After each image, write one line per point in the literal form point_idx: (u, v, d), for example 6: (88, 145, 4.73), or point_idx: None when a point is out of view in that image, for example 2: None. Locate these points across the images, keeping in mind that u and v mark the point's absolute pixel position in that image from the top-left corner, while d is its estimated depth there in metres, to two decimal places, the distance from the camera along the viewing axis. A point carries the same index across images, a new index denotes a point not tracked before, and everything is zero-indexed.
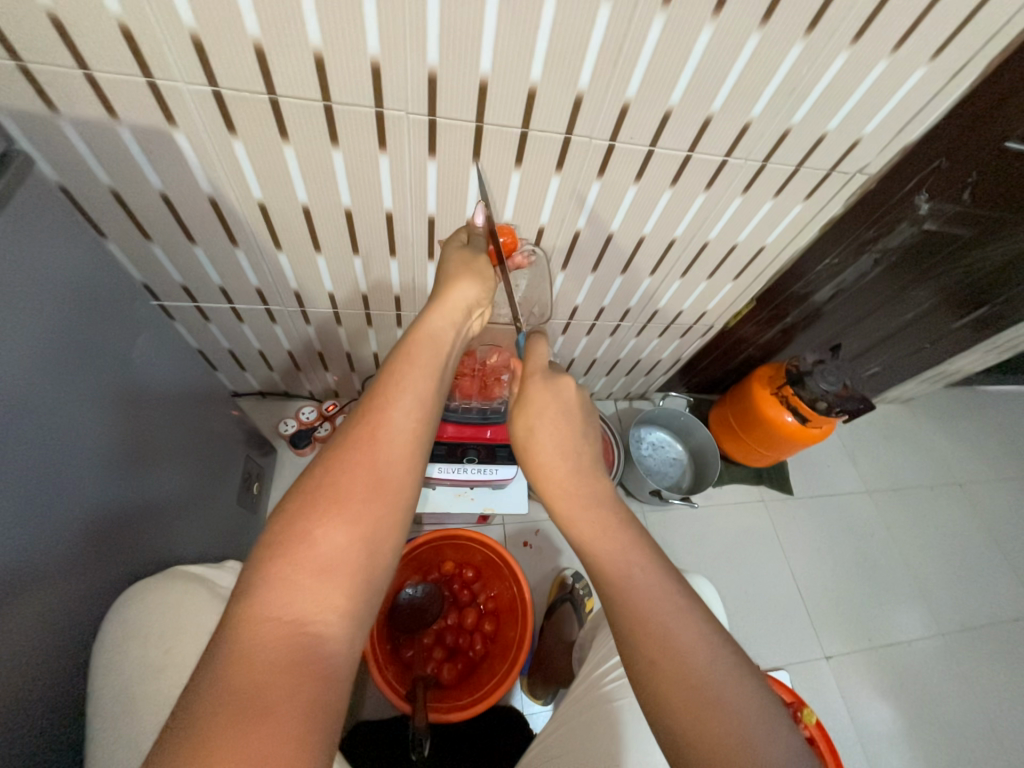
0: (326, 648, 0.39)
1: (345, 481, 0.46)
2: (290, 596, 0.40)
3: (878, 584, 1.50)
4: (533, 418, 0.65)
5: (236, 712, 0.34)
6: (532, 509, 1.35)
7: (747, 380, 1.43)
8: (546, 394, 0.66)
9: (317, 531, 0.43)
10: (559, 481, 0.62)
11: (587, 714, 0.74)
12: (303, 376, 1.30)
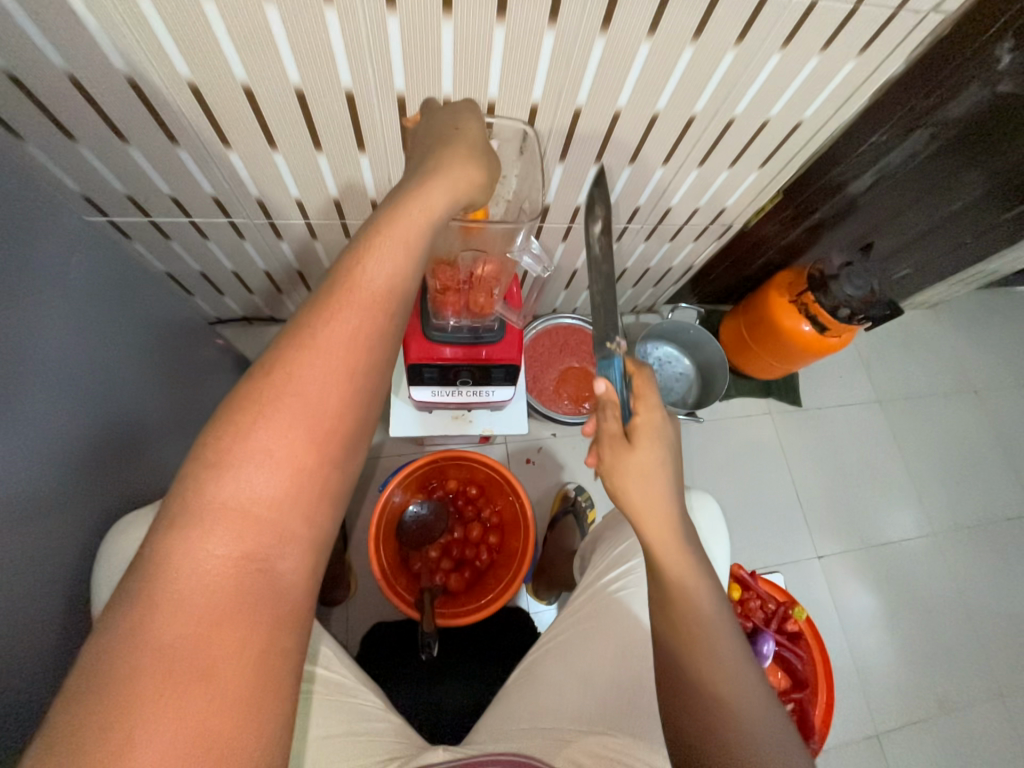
0: (268, 588, 0.38)
1: (291, 398, 0.40)
2: (225, 535, 0.37)
3: (877, 490, 1.52)
4: (646, 438, 0.57)
5: (157, 675, 0.33)
6: (534, 428, 1.34)
7: (764, 288, 1.32)
8: (656, 415, 0.58)
9: (253, 459, 0.39)
10: (669, 508, 0.56)
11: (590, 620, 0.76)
12: (286, 298, 1.22)
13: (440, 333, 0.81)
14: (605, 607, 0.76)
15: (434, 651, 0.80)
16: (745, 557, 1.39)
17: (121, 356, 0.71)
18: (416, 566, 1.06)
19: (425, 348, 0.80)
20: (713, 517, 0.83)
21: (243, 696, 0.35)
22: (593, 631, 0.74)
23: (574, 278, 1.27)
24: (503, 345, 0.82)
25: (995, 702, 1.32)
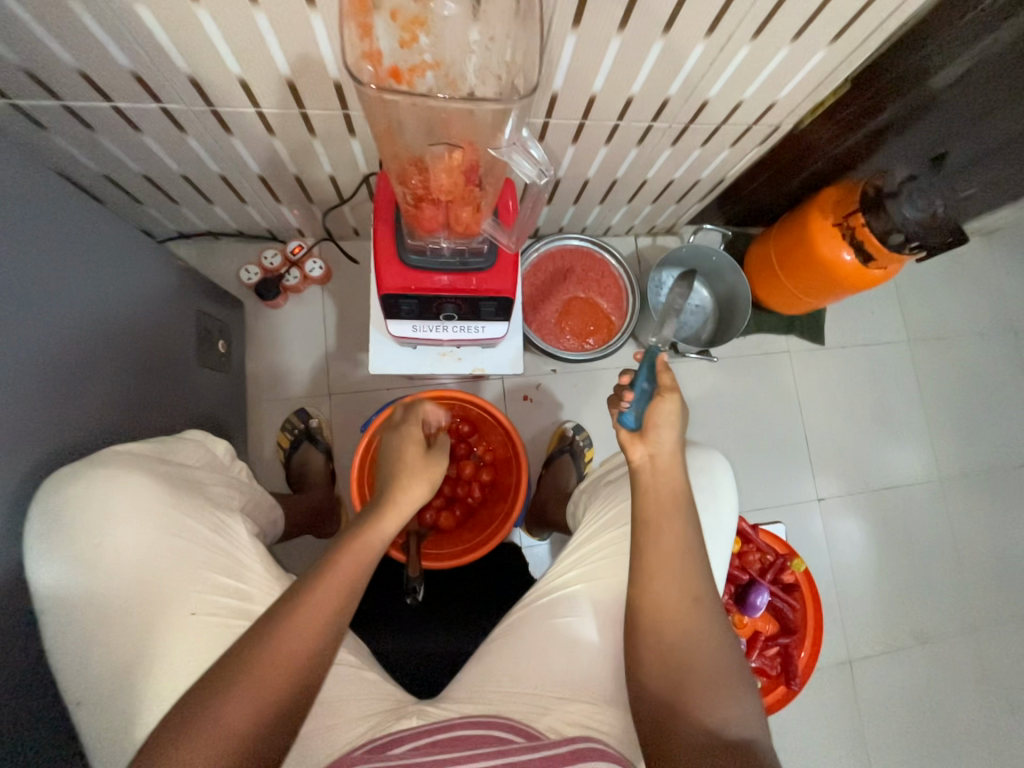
0: (260, 747, 0.48)
1: (289, 628, 0.53)
2: (237, 695, 0.49)
3: (890, 433, 1.46)
4: (664, 428, 0.68)
5: (193, 745, 0.46)
6: (533, 363, 1.24)
7: (804, 209, 1.15)
8: (675, 417, 0.69)
9: (273, 648, 0.51)
10: (674, 485, 0.66)
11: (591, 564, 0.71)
12: (252, 210, 1.06)
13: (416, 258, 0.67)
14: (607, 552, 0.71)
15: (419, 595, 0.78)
16: (744, 498, 1.36)
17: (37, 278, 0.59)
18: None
19: (402, 276, 0.67)
20: (723, 478, 0.76)
21: None
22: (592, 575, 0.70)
23: (585, 192, 1.09)
24: (492, 270, 0.69)
25: (969, 635, 1.36)
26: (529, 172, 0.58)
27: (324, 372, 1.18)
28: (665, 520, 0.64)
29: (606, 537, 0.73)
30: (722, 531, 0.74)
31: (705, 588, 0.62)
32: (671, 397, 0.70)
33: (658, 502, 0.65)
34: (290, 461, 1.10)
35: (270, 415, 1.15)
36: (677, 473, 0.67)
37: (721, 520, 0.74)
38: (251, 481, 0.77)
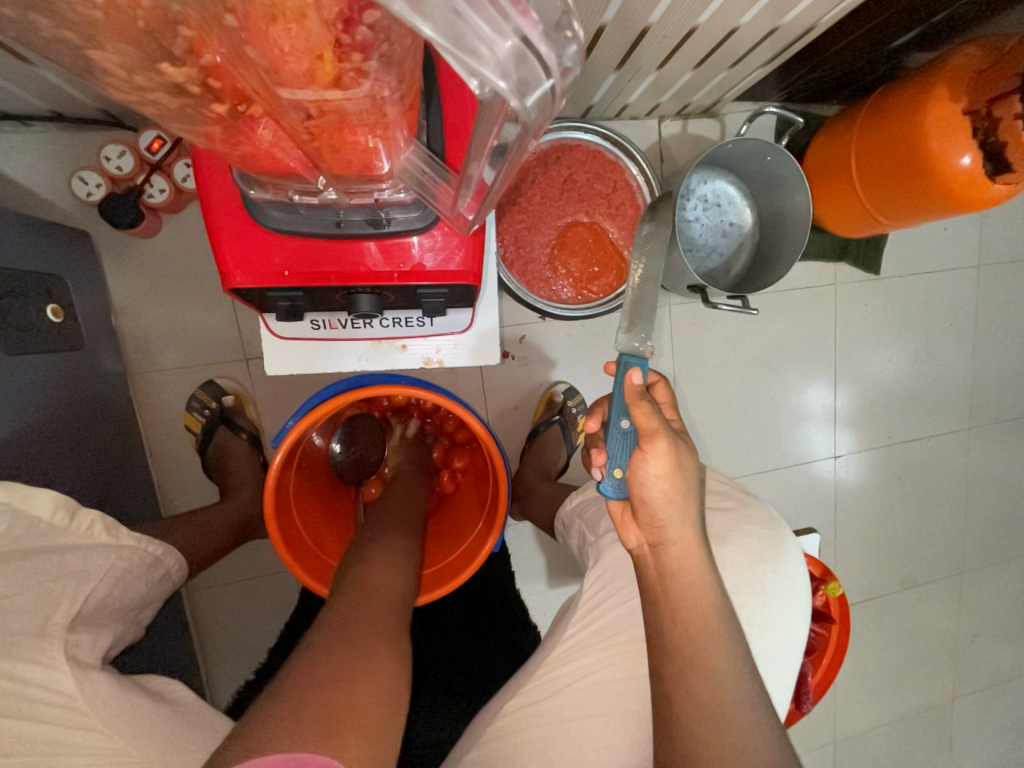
0: (387, 616, 0.51)
1: (374, 537, 0.62)
2: (362, 582, 0.54)
3: (927, 380, 1.26)
4: (666, 504, 0.42)
5: (360, 611, 0.50)
6: (515, 310, 0.95)
7: (911, 96, 0.78)
8: (681, 479, 0.42)
9: (366, 555, 0.58)
10: (692, 592, 0.42)
11: (599, 658, 0.52)
12: (55, 79, 0.65)
13: (275, 219, 0.43)
14: (621, 645, 0.52)
15: None
16: (753, 458, 1.20)
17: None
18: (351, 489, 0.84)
19: (258, 254, 0.45)
20: (797, 570, 0.53)
21: (386, 706, 0.43)
22: (600, 675, 0.51)
23: (598, 52, 0.69)
24: (409, 241, 0.46)
25: (954, 578, 1.35)
26: (498, 45, 0.23)
27: (235, 330, 0.88)
28: (697, 649, 0.41)
29: (618, 618, 0.53)
30: (793, 642, 0.52)
31: (773, 748, 0.39)
32: (667, 441, 0.41)
33: (676, 626, 0.41)
34: (204, 451, 0.86)
35: (170, 389, 0.87)
36: (697, 564, 0.42)
37: (794, 631, 0.52)
38: (110, 540, 0.53)
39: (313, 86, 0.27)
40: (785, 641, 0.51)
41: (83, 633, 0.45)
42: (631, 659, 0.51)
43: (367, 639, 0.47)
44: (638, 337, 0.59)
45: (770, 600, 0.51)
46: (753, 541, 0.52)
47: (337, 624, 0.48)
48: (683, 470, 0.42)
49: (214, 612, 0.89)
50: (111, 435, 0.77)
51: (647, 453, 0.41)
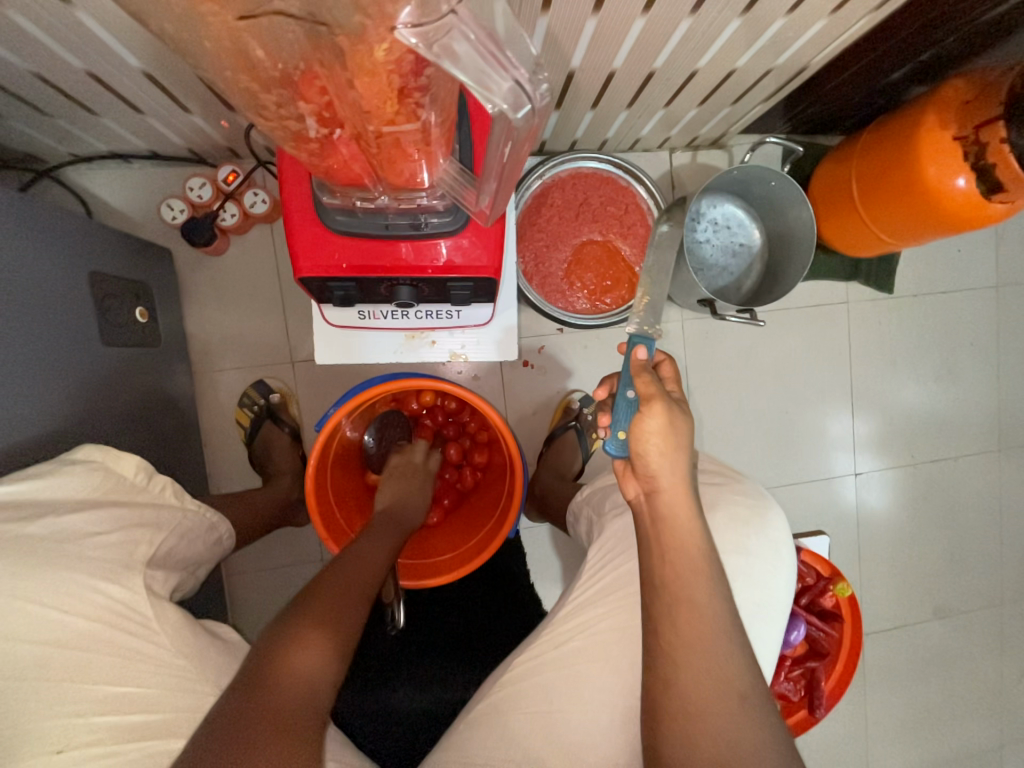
0: (312, 702, 0.45)
1: (325, 587, 0.54)
2: (295, 649, 0.47)
3: (949, 400, 1.25)
4: (660, 456, 0.47)
5: (292, 671, 0.45)
6: (535, 322, 1.02)
7: (905, 122, 0.84)
8: (674, 438, 0.47)
9: (309, 612, 0.51)
10: (681, 534, 0.46)
11: (599, 611, 0.56)
12: (159, 125, 0.79)
13: (339, 221, 0.52)
14: (620, 599, 0.56)
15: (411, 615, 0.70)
16: (770, 472, 1.21)
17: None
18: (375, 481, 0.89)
19: (322, 250, 0.54)
20: (781, 540, 0.56)
21: None
22: (600, 626, 0.55)
23: (610, 93, 0.78)
24: (443, 244, 0.54)
25: (993, 610, 1.29)
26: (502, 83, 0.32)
27: (284, 337, 0.99)
28: (681, 584, 0.45)
29: (618, 577, 0.57)
30: (776, 608, 0.54)
31: (748, 677, 0.43)
32: (662, 405, 0.47)
33: (665, 564, 0.46)
34: (251, 443, 0.95)
35: (226, 388, 0.98)
36: (687, 515, 0.47)
37: (778, 597, 0.54)
38: (181, 502, 0.61)
39: (388, 119, 0.36)
40: (770, 603, 0.53)
41: (157, 571, 0.53)
42: (628, 611, 0.55)
43: (290, 709, 0.43)
44: (647, 320, 0.66)
45: (754, 561, 0.54)
46: (740, 509, 0.55)
47: (264, 682, 0.44)
48: (680, 432, 0.48)
49: (249, 594, 0.96)
50: (176, 423, 0.88)
51: (644, 416, 0.47)
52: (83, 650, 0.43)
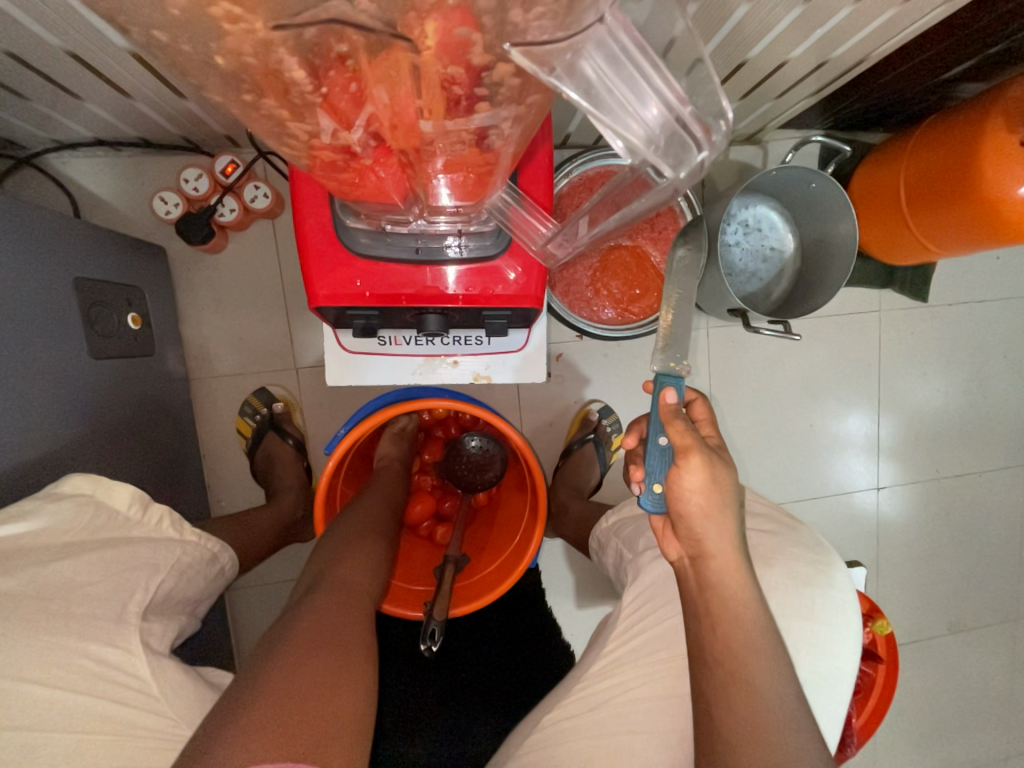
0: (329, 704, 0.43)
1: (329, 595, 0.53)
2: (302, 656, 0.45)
3: (976, 413, 1.21)
4: (703, 518, 0.42)
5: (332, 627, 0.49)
6: (554, 329, 0.97)
7: (966, 128, 0.77)
8: (716, 494, 0.42)
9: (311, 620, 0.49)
10: (733, 605, 0.42)
11: (638, 675, 0.52)
12: (153, 111, 0.72)
13: (364, 247, 0.47)
14: (662, 663, 0.52)
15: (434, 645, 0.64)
16: (790, 486, 1.17)
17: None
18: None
19: (344, 277, 0.48)
20: (847, 601, 0.52)
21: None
22: (642, 691, 0.51)
23: None
24: (482, 269, 0.50)
25: (1009, 626, 1.27)
26: (648, 116, 0.28)
27: (287, 342, 0.93)
28: (737, 662, 0.41)
29: (660, 637, 0.53)
30: (845, 673, 0.51)
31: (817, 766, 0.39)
32: (703, 457, 0.42)
33: (718, 639, 0.41)
34: (253, 454, 0.90)
35: (225, 395, 0.92)
36: (739, 582, 0.42)
37: (847, 669, 0.51)
38: (178, 534, 0.56)
39: (430, 117, 0.32)
40: (839, 674, 0.50)
41: (155, 622, 0.48)
42: (670, 677, 0.51)
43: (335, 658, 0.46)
44: (672, 357, 0.58)
45: (821, 628, 0.50)
46: (801, 566, 0.52)
47: (311, 639, 0.47)
48: (720, 481, 0.42)
49: (253, 612, 0.92)
50: (173, 434, 0.82)
51: (679, 469, 0.42)
52: (76, 724, 0.39)
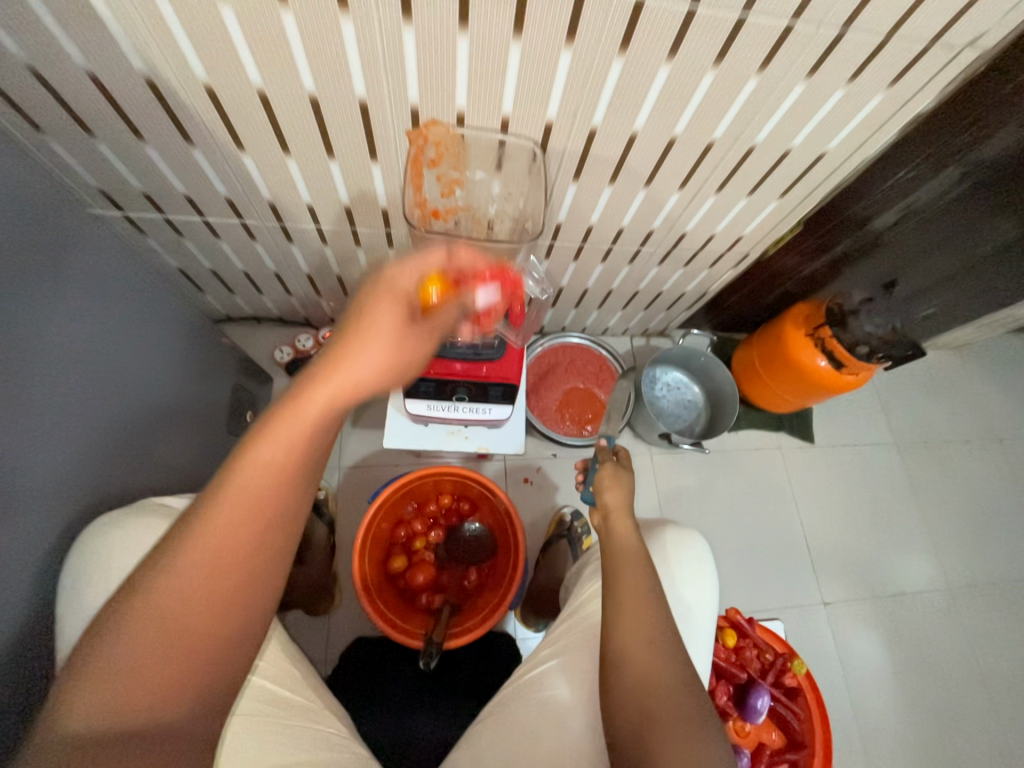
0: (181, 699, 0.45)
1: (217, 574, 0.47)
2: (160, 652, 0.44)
3: (888, 536, 1.44)
4: (607, 488, 0.74)
5: (189, 623, 0.46)
6: (535, 446, 1.30)
7: (779, 319, 1.27)
8: (617, 480, 0.75)
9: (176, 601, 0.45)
10: (624, 537, 0.70)
11: (577, 616, 0.73)
12: (296, 301, 1.21)
13: (437, 344, 0.79)
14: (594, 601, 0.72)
15: (433, 662, 0.80)
16: (745, 598, 1.32)
17: (104, 344, 0.67)
18: (397, 570, 1.05)
19: (421, 359, 0.80)
20: (703, 556, 0.76)
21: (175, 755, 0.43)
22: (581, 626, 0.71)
23: (585, 297, 1.24)
24: (503, 364, 0.80)
25: None
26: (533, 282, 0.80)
27: (336, 447, 1.24)
28: (621, 569, 0.66)
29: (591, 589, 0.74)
30: (709, 608, 0.73)
31: (665, 627, 0.61)
32: (613, 464, 0.77)
33: (614, 558, 0.68)
34: None
35: None
36: (629, 527, 0.70)
37: (709, 600, 0.74)
38: None
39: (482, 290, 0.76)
40: (706, 607, 0.73)
41: None
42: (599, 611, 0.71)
43: (196, 651, 0.46)
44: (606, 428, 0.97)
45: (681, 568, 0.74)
46: (673, 536, 0.76)
47: (158, 633, 0.45)
48: (621, 476, 0.75)
49: None
50: None
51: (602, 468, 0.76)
52: None
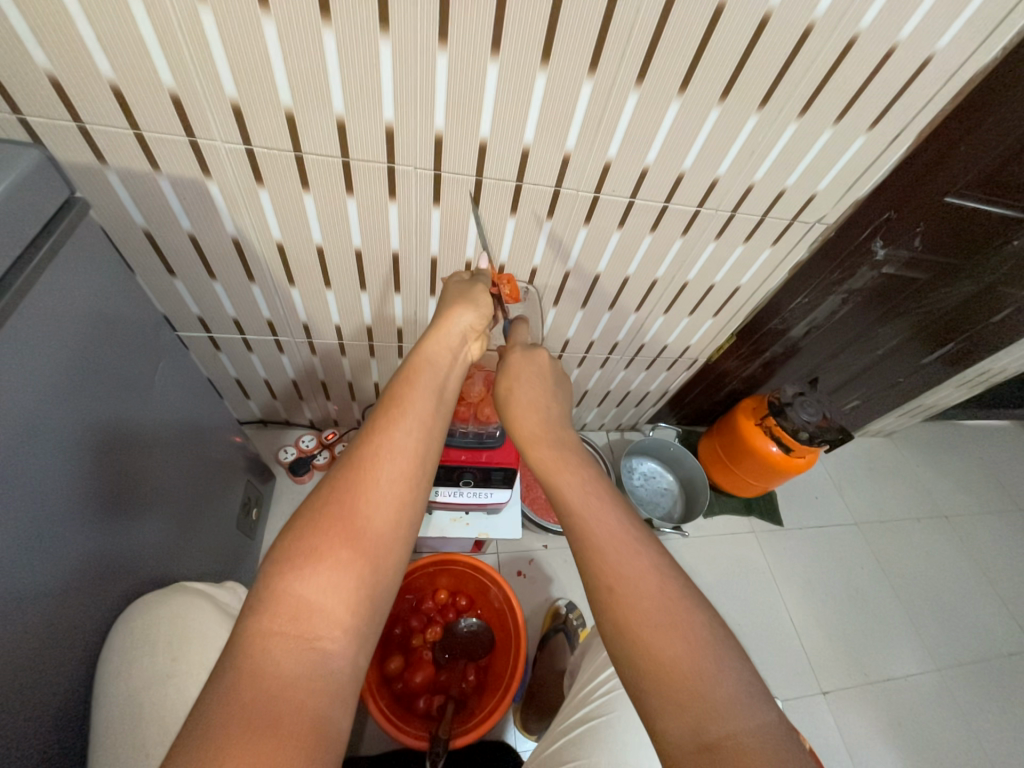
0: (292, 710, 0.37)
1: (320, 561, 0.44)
2: (262, 657, 0.39)
3: (869, 617, 1.49)
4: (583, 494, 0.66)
5: (288, 687, 0.38)
6: (527, 538, 1.36)
7: (733, 412, 1.46)
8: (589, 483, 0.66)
9: (287, 589, 0.42)
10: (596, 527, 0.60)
11: (584, 689, 0.80)
12: (305, 405, 1.32)
13: (448, 435, 0.92)
14: (597, 675, 0.80)
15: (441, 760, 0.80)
16: None
17: (159, 440, 0.76)
18: (395, 671, 1.02)
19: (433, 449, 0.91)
20: None
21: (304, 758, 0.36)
22: (585, 696, 0.79)
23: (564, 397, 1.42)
24: (503, 451, 0.94)
25: None
26: None
27: None
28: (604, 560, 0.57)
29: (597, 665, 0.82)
30: None
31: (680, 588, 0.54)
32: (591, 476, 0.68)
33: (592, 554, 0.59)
34: None
35: None
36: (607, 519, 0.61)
37: None
38: None
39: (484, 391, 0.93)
40: None
41: None
42: (602, 683, 0.79)
43: (290, 728, 0.36)
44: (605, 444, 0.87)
45: None
46: None
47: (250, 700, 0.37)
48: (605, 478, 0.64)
49: None
50: None
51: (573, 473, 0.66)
52: None
